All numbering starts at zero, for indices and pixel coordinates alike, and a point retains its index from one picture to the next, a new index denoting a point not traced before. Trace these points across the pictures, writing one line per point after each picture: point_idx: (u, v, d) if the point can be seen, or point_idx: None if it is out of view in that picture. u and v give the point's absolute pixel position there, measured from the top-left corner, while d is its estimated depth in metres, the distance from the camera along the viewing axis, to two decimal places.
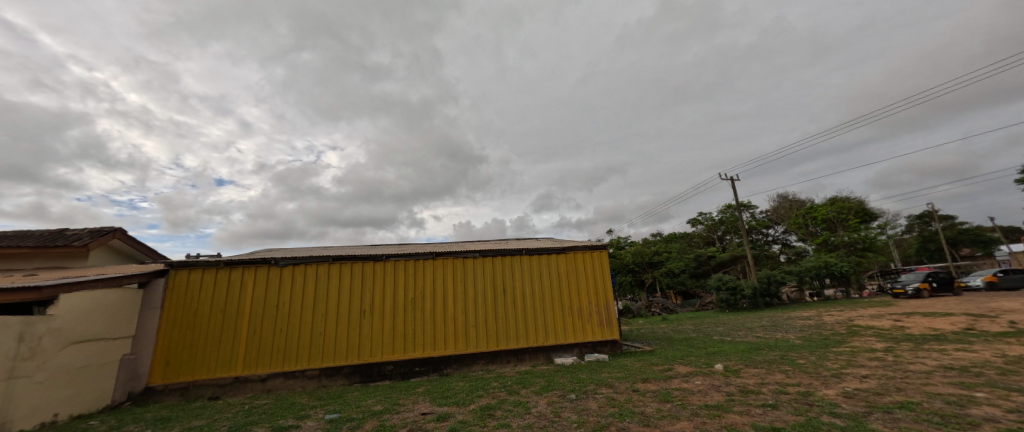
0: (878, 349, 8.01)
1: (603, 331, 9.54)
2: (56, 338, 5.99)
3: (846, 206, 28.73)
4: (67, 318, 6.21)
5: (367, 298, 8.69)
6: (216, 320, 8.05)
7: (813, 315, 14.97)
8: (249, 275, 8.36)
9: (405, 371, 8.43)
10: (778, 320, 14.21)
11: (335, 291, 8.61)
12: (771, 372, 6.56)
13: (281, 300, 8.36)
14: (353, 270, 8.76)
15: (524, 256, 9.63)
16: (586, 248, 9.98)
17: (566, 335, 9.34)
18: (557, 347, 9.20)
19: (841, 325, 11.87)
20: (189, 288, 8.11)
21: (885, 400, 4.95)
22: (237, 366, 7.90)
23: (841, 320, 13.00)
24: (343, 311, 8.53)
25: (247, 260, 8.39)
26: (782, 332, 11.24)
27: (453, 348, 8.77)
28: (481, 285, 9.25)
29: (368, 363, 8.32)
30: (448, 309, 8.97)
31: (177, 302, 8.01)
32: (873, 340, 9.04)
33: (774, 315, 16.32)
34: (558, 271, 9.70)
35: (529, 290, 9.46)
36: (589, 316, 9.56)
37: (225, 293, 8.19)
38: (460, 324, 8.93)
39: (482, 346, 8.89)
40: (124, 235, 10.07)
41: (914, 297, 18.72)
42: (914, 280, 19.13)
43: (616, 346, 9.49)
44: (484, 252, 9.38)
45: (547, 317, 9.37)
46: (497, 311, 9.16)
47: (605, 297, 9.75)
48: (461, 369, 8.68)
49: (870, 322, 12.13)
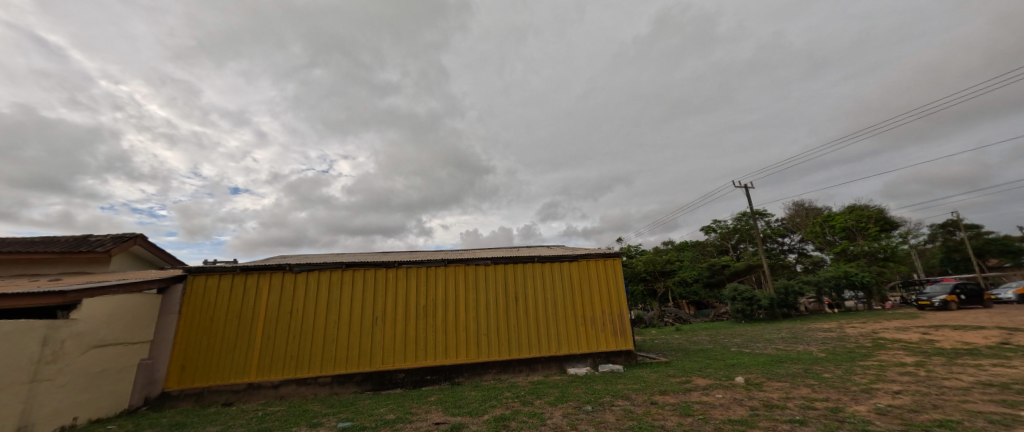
0: (907, 363, 7.68)
1: (617, 341, 9.34)
2: (78, 341, 6.08)
3: (866, 214, 28.17)
4: (88, 323, 6.30)
5: (380, 304, 8.67)
6: (231, 326, 8.08)
7: (835, 327, 14.52)
8: (264, 281, 8.41)
9: (416, 380, 8.34)
10: (799, 332, 13.87)
11: (348, 298, 8.61)
12: (796, 386, 6.33)
13: (294, 306, 8.38)
14: (366, 277, 8.78)
15: (536, 264, 9.53)
16: (599, 256, 9.86)
17: (579, 345, 9.17)
18: (569, 357, 9.02)
19: (866, 338, 11.48)
20: (205, 294, 8.16)
21: (922, 418, 4.70)
22: (250, 372, 7.89)
23: (865, 332, 12.64)
24: (356, 317, 8.52)
25: (263, 266, 8.46)
26: (804, 344, 10.95)
27: (465, 357, 8.66)
28: (492, 293, 9.17)
29: (380, 370, 8.26)
30: (459, 316, 8.88)
31: (194, 307, 8.05)
32: (903, 354, 8.67)
33: (793, 326, 15.94)
34: (570, 278, 9.59)
35: (541, 298, 9.34)
36: (602, 326, 9.38)
37: (241, 298, 8.25)
38: (472, 332, 8.83)
39: (493, 355, 8.77)
40: (144, 241, 10.17)
41: (941, 310, 18.01)
42: (940, 293, 18.42)
43: (630, 357, 9.26)
44: (496, 259, 9.32)
45: (559, 326, 9.22)
46: (510, 319, 9.05)
47: (618, 307, 9.57)
48: (473, 378, 8.55)
49: (897, 336, 11.74)
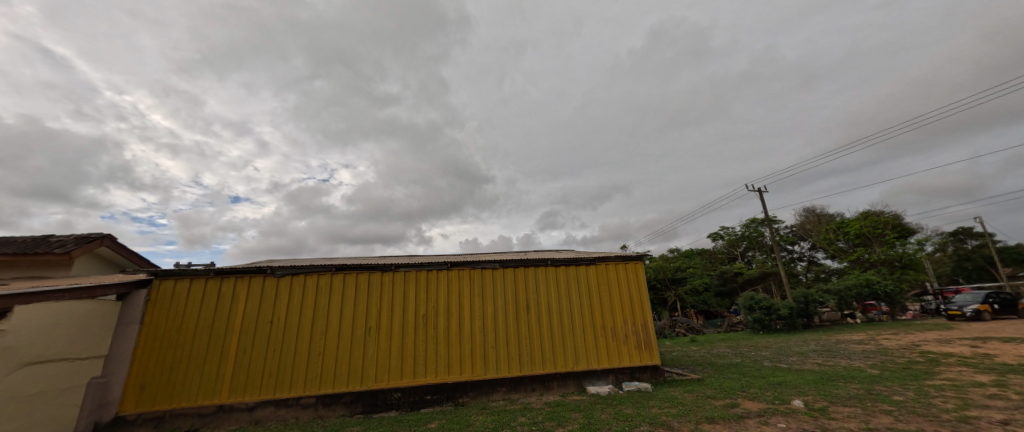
0: (986, 383, 6.62)
1: (641, 354, 8.27)
2: (5, 358, 5.13)
3: (882, 220, 27.10)
4: (17, 337, 5.26)
5: (374, 313, 7.62)
6: (202, 338, 7.01)
7: (868, 339, 13.44)
8: (241, 286, 7.37)
9: (414, 400, 7.27)
10: (831, 345, 12.77)
11: (338, 305, 7.56)
12: (872, 414, 5.27)
13: (275, 315, 7.33)
14: (359, 281, 7.76)
15: (550, 268, 8.50)
16: (618, 259, 8.86)
17: (599, 359, 8.10)
18: (589, 373, 7.95)
19: (912, 352, 10.42)
20: (173, 302, 7.10)
21: None
22: (221, 392, 6.81)
23: (906, 345, 11.57)
24: (346, 326, 7.47)
25: (241, 269, 7.44)
26: (845, 359, 9.87)
27: (471, 373, 7.58)
28: (501, 300, 8.13)
29: (372, 389, 7.19)
30: (464, 326, 7.83)
31: (159, 316, 6.99)
32: (970, 372, 7.61)
33: (819, 337, 14.84)
34: (587, 283, 8.55)
35: (556, 306, 8.30)
36: (624, 337, 8.33)
37: (214, 306, 7.18)
38: (478, 344, 7.77)
39: (502, 371, 7.70)
40: (113, 241, 9.07)
41: (974, 320, 16.91)
42: (971, 302, 17.35)
43: (657, 373, 8.18)
44: (505, 262, 8.28)
45: (577, 338, 8.16)
46: (521, 329, 8.01)
47: (641, 316, 8.53)
48: (479, 399, 7.47)
49: (944, 349, 10.69)
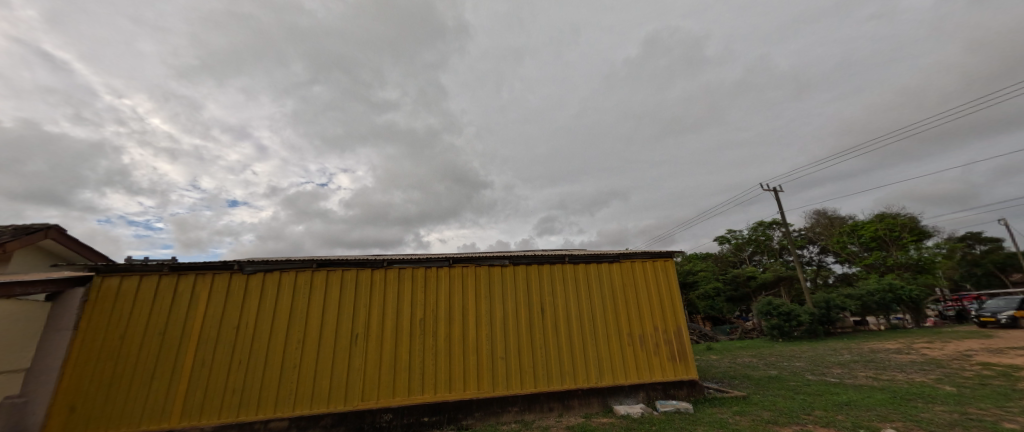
0: None
1: (675, 367, 7.08)
2: None
3: (898, 222, 26.14)
4: None
5: (361, 317, 6.42)
6: (151, 347, 5.78)
7: (907, 348, 12.23)
8: (202, 285, 6.16)
9: (409, 423, 6.05)
10: (870, 355, 11.55)
11: (318, 308, 6.35)
12: None
13: (243, 320, 6.11)
14: (345, 280, 6.55)
15: (568, 265, 7.33)
16: (645, 256, 7.69)
17: (626, 373, 6.91)
18: (615, 390, 6.75)
19: (971, 364, 9.21)
20: (117, 303, 5.86)
21: None
22: (173, 414, 5.58)
23: (959, 355, 10.37)
24: (329, 333, 6.25)
25: (203, 264, 6.23)
26: (901, 372, 8.66)
27: (477, 390, 6.37)
28: (512, 302, 6.94)
29: (358, 410, 5.97)
30: (468, 333, 6.64)
31: (99, 321, 5.75)
32: None
33: (850, 346, 13.62)
34: (611, 284, 7.38)
35: (576, 310, 7.11)
36: (655, 346, 7.14)
37: (168, 308, 5.96)
38: (485, 355, 6.57)
39: (514, 388, 6.49)
40: (59, 233, 7.81)
41: (1010, 327, 15.78)
42: (1006, 308, 16.23)
43: (694, 389, 7.00)
44: (516, 259, 7.13)
45: (600, 347, 6.97)
46: (535, 337, 6.82)
47: (674, 322, 7.35)
48: (486, 420, 6.26)
49: (1005, 360, 9.49)
